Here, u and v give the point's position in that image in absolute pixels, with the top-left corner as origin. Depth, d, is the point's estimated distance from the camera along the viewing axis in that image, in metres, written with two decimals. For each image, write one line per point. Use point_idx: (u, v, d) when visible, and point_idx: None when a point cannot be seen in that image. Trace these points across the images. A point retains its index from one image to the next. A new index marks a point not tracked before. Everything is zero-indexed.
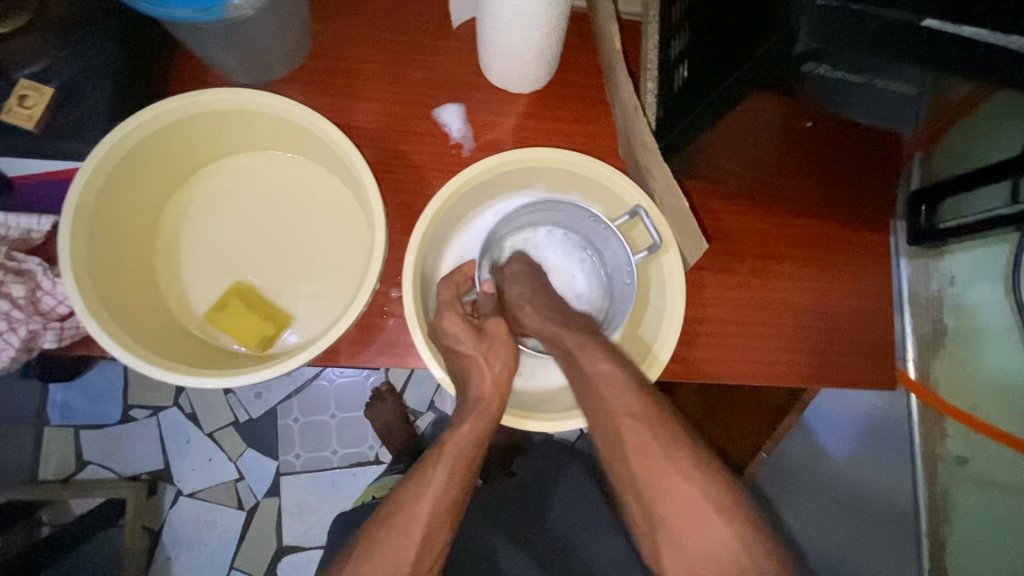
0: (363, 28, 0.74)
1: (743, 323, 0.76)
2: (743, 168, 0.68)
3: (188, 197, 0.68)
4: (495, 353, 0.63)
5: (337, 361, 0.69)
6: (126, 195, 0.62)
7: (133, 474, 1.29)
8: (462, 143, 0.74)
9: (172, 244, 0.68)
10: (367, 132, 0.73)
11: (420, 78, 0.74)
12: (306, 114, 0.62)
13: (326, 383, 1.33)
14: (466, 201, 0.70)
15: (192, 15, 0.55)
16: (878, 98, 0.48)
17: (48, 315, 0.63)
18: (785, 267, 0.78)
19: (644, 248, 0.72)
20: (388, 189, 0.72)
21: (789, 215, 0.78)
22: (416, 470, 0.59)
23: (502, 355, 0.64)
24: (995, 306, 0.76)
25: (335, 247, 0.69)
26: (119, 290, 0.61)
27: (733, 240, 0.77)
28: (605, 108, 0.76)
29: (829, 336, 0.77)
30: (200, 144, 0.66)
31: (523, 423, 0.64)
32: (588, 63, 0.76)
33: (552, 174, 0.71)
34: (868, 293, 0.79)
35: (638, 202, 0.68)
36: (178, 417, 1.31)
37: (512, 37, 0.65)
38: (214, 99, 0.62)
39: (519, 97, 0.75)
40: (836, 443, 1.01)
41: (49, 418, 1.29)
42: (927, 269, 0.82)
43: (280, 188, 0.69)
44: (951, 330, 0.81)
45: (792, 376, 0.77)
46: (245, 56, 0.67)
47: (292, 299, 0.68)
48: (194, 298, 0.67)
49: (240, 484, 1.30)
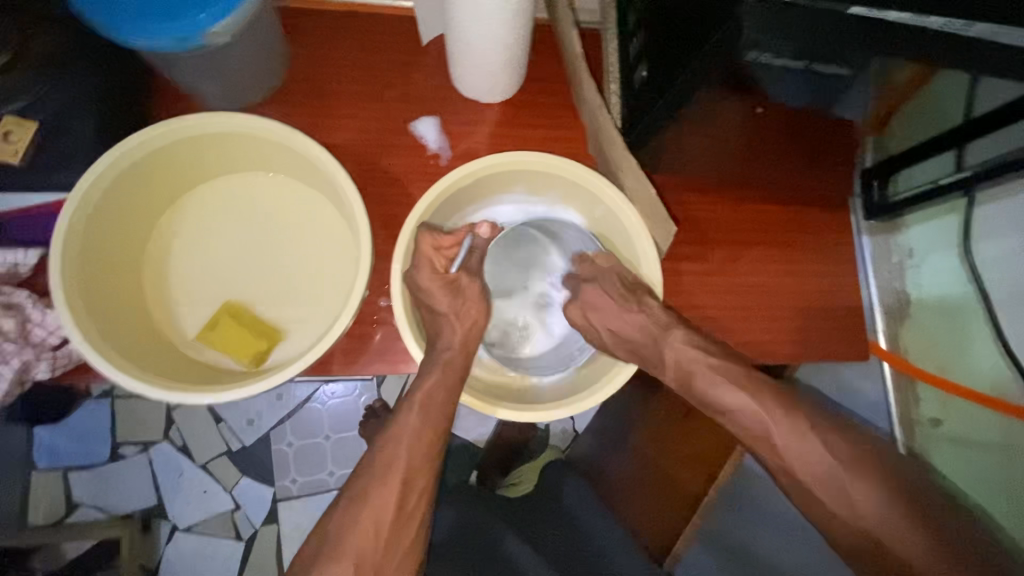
0: (336, 50, 0.77)
1: (719, 308, 0.80)
2: (707, 157, 0.72)
3: (174, 222, 0.70)
4: (466, 310, 0.67)
5: (330, 372, 0.70)
6: (113, 222, 0.63)
7: (126, 512, 1.27)
8: (439, 154, 0.77)
9: (161, 269, 0.69)
10: (346, 149, 0.75)
11: (394, 94, 0.77)
12: (286, 132, 0.64)
13: (320, 405, 1.33)
14: (449, 207, 0.72)
15: (169, 45, 0.57)
16: (817, 80, 0.52)
17: (40, 345, 0.63)
18: (755, 251, 0.82)
19: (619, 244, 0.75)
20: (370, 201, 0.75)
21: (754, 202, 0.83)
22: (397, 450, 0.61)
23: (474, 313, 0.67)
24: (952, 275, 0.80)
25: (322, 261, 0.71)
26: (109, 315, 0.62)
27: (703, 229, 0.81)
28: (573, 112, 0.79)
29: (800, 314, 0.81)
30: (184, 169, 0.68)
31: (498, 410, 0.65)
32: (554, 71, 0.80)
33: (529, 176, 0.74)
34: (834, 270, 0.83)
35: (610, 200, 0.71)
36: (170, 451, 1.30)
37: (479, 50, 0.68)
38: (196, 124, 0.64)
39: (491, 107, 0.78)
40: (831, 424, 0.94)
41: (37, 461, 1.27)
42: (888, 244, 0.87)
43: (264, 207, 0.71)
44: (916, 299, 0.85)
45: (772, 355, 0.80)
46: (223, 82, 0.69)
47: (284, 314, 0.69)
48: (185, 319, 0.68)
49: (236, 513, 1.29)
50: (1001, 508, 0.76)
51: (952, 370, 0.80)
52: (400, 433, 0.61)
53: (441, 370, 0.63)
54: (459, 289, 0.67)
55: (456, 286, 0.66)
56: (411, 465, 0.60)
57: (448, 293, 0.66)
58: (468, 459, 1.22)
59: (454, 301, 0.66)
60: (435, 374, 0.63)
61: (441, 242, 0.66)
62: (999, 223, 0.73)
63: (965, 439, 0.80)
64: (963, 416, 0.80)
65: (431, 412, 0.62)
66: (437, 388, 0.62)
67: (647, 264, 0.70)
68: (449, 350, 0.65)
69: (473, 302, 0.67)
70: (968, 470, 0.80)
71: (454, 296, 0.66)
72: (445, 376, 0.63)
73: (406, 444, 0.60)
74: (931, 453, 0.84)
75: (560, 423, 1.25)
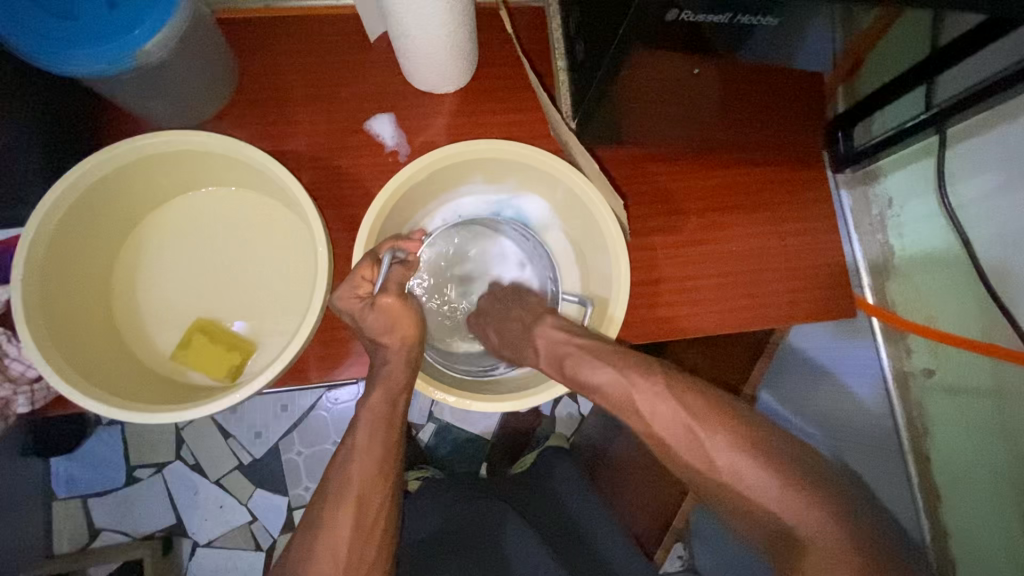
0: (282, 57, 0.76)
1: (696, 278, 0.78)
2: (664, 122, 0.71)
3: (138, 245, 0.70)
4: (392, 325, 0.61)
5: (309, 379, 0.70)
6: (73, 251, 0.64)
7: (147, 534, 1.29)
8: (397, 150, 0.76)
9: (129, 292, 0.69)
10: (303, 155, 0.75)
11: (346, 94, 0.76)
12: (234, 145, 0.64)
13: (325, 412, 1.35)
14: (410, 201, 0.72)
15: (102, 70, 0.57)
16: (753, 24, 0.51)
17: (19, 379, 0.63)
18: (730, 217, 0.80)
19: (585, 225, 0.74)
20: (330, 205, 0.74)
21: (724, 168, 0.81)
22: (363, 445, 0.60)
23: (404, 328, 0.62)
24: (932, 221, 0.78)
25: (287, 271, 0.71)
26: (80, 343, 0.63)
27: (672, 199, 0.80)
28: (529, 93, 0.78)
29: (783, 275, 0.79)
30: (139, 191, 0.68)
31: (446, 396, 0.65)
32: (504, 53, 0.78)
33: (485, 164, 0.73)
34: (813, 227, 0.81)
35: (571, 178, 0.70)
36: (183, 470, 1.31)
37: (420, 42, 0.67)
38: (143, 145, 0.63)
39: (446, 97, 0.77)
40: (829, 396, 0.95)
41: (56, 492, 1.29)
42: (867, 195, 0.86)
43: (226, 222, 0.71)
44: (898, 250, 0.83)
45: (752, 320, 0.78)
46: (170, 101, 0.69)
47: (256, 327, 0.70)
48: (158, 341, 0.69)
49: (254, 525, 1.31)
50: (1000, 452, 0.74)
51: (941, 318, 0.79)
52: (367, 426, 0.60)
53: (383, 385, 0.61)
54: (378, 307, 0.61)
55: (375, 305, 0.60)
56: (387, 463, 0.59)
57: (369, 313, 0.61)
58: (475, 451, 1.24)
59: (379, 319, 0.61)
60: (377, 389, 0.61)
61: (361, 266, 0.61)
62: (974, 163, 0.71)
63: (958, 386, 0.78)
64: (954, 362, 0.78)
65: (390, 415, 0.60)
66: (397, 396, 0.60)
67: (613, 240, 0.69)
68: (402, 357, 0.62)
69: (399, 317, 0.61)
70: (968, 416, 0.78)
71: (375, 314, 0.60)
72: (388, 392, 0.61)
73: (372, 443, 0.60)
74: (926, 404, 0.83)
75: (565, 407, 1.26)
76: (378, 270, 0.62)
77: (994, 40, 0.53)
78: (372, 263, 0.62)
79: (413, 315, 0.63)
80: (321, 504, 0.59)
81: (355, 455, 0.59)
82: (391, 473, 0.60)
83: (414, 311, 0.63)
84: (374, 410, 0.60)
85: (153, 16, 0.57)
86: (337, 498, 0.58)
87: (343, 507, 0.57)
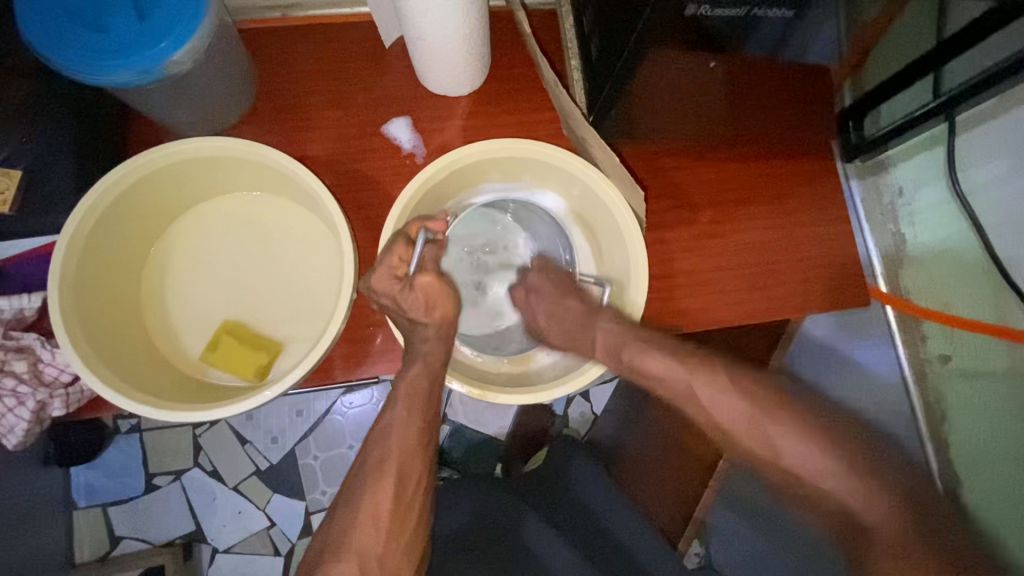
0: (300, 64, 0.78)
1: (710, 271, 0.79)
2: (677, 116, 0.72)
3: (165, 251, 0.72)
4: (431, 305, 0.64)
5: (334, 378, 0.71)
6: (104, 256, 0.65)
7: (167, 540, 1.30)
8: (415, 152, 0.78)
9: (158, 296, 0.71)
10: (323, 159, 0.76)
11: (364, 98, 0.78)
12: (259, 149, 0.66)
13: (340, 416, 1.36)
14: (429, 201, 0.73)
15: (131, 78, 0.59)
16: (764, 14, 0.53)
17: (53, 384, 0.65)
18: (743, 210, 0.81)
19: (601, 221, 0.75)
20: (351, 208, 0.76)
21: (736, 162, 0.82)
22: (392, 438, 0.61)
23: (443, 307, 0.64)
24: (944, 208, 0.79)
25: (312, 272, 0.72)
26: (113, 346, 0.64)
27: (685, 193, 0.81)
28: (541, 93, 0.79)
29: (797, 266, 0.80)
30: (166, 198, 0.69)
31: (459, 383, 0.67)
32: (516, 55, 0.80)
33: (502, 163, 0.74)
34: (826, 218, 0.82)
35: (587, 174, 0.72)
36: (202, 476, 1.33)
37: (436, 44, 0.69)
38: (171, 152, 0.65)
39: (460, 99, 0.79)
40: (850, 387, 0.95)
41: (77, 501, 1.30)
42: (877, 185, 0.87)
43: (251, 226, 0.73)
44: (911, 239, 0.83)
45: (767, 312, 0.79)
46: (194, 108, 0.71)
47: (282, 328, 0.71)
48: (187, 344, 0.70)
49: (273, 530, 1.32)
50: (1019, 434, 0.75)
51: (955, 304, 0.80)
52: (394, 421, 0.61)
53: (411, 366, 0.62)
54: (416, 286, 0.63)
55: (414, 285, 0.63)
56: (415, 455, 0.60)
57: (408, 292, 0.63)
58: (490, 451, 1.25)
59: (416, 297, 0.63)
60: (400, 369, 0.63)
61: (396, 248, 0.62)
62: (984, 148, 0.72)
63: (974, 370, 0.79)
64: (969, 347, 0.79)
65: (416, 401, 0.61)
66: (422, 390, 0.62)
67: (630, 234, 0.70)
68: (425, 349, 0.63)
69: (437, 297, 0.64)
70: (985, 400, 0.78)
71: (413, 293, 0.63)
72: (426, 370, 0.62)
73: (397, 434, 0.61)
74: (942, 389, 0.83)
75: (578, 407, 1.26)
76: (413, 251, 0.64)
77: (1000, 23, 0.54)
78: (407, 244, 0.64)
79: (450, 295, 0.65)
80: (345, 494, 0.60)
81: (383, 449, 0.60)
82: (419, 466, 0.61)
83: (449, 291, 0.65)
84: (400, 404, 0.62)
85: (181, 26, 0.59)
86: (366, 491, 0.59)
87: (372, 499, 0.58)
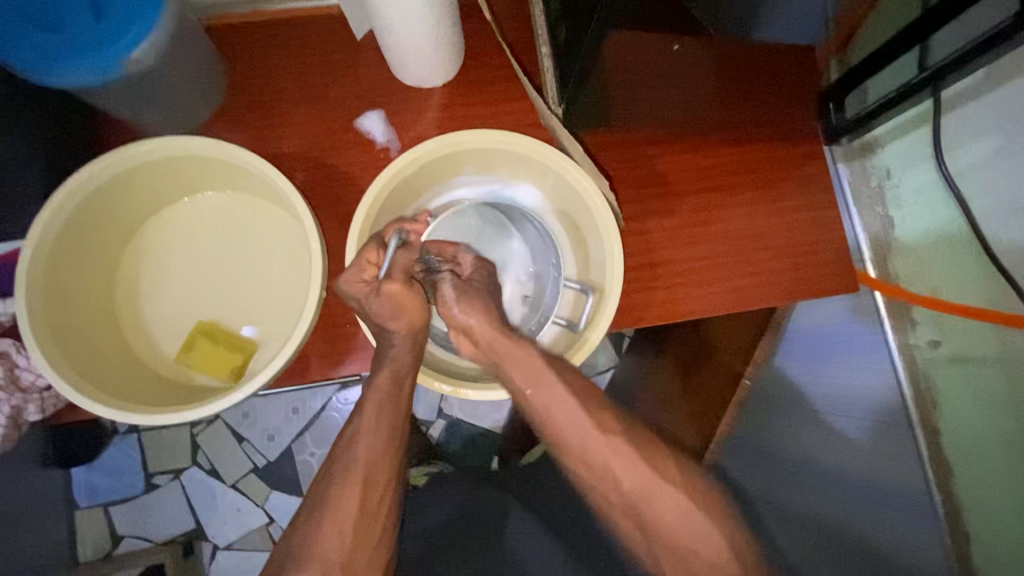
0: (270, 60, 0.77)
1: (693, 261, 0.78)
2: None
3: (138, 252, 0.71)
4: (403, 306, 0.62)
5: (312, 376, 0.71)
6: (74, 258, 0.65)
7: (168, 538, 1.32)
8: (389, 146, 0.76)
9: (133, 299, 0.71)
10: (296, 156, 0.75)
11: (336, 93, 0.77)
12: (225, 147, 0.65)
13: (335, 413, 1.36)
14: (402, 196, 0.72)
15: (90, 79, 0.58)
16: None
17: (29, 389, 0.65)
18: (727, 197, 0.79)
19: (578, 212, 0.74)
20: (325, 205, 0.75)
21: (719, 148, 0.80)
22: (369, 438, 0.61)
23: (411, 313, 0.62)
24: (933, 190, 0.77)
25: (285, 270, 0.72)
26: (85, 349, 0.64)
27: (666, 181, 0.79)
28: (516, 82, 0.78)
29: (782, 253, 0.79)
30: (134, 198, 0.68)
31: (433, 381, 0.66)
32: (490, 44, 0.78)
33: (475, 155, 0.73)
34: (813, 202, 0.80)
35: (560, 164, 0.70)
36: (200, 474, 1.34)
37: (404, 35, 0.67)
38: (137, 153, 0.65)
39: (434, 91, 0.77)
40: (854, 381, 0.88)
41: (79, 501, 1.31)
42: (866, 168, 0.85)
43: (223, 226, 0.72)
44: (899, 222, 0.82)
45: (752, 301, 0.77)
46: (162, 108, 0.70)
47: (256, 328, 0.70)
48: (163, 345, 0.70)
49: (272, 526, 1.33)
50: None
51: (945, 288, 0.78)
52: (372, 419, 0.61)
53: (388, 367, 0.62)
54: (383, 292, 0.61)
55: (380, 290, 0.61)
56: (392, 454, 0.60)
57: (375, 298, 0.61)
58: (485, 445, 1.24)
59: (384, 304, 0.61)
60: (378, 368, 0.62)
61: (366, 250, 0.62)
62: (972, 126, 0.69)
63: None
64: None
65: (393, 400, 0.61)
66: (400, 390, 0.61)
67: (606, 224, 0.69)
68: (399, 345, 0.63)
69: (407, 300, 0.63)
70: None
71: (379, 299, 0.61)
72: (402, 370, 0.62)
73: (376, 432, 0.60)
74: (934, 375, 0.82)
75: None
76: (385, 254, 0.63)
77: None
78: (379, 248, 0.62)
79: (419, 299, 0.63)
80: (325, 492, 0.60)
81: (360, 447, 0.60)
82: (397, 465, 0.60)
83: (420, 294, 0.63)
84: (376, 402, 0.61)
85: (140, 23, 0.58)
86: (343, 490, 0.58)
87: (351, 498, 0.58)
